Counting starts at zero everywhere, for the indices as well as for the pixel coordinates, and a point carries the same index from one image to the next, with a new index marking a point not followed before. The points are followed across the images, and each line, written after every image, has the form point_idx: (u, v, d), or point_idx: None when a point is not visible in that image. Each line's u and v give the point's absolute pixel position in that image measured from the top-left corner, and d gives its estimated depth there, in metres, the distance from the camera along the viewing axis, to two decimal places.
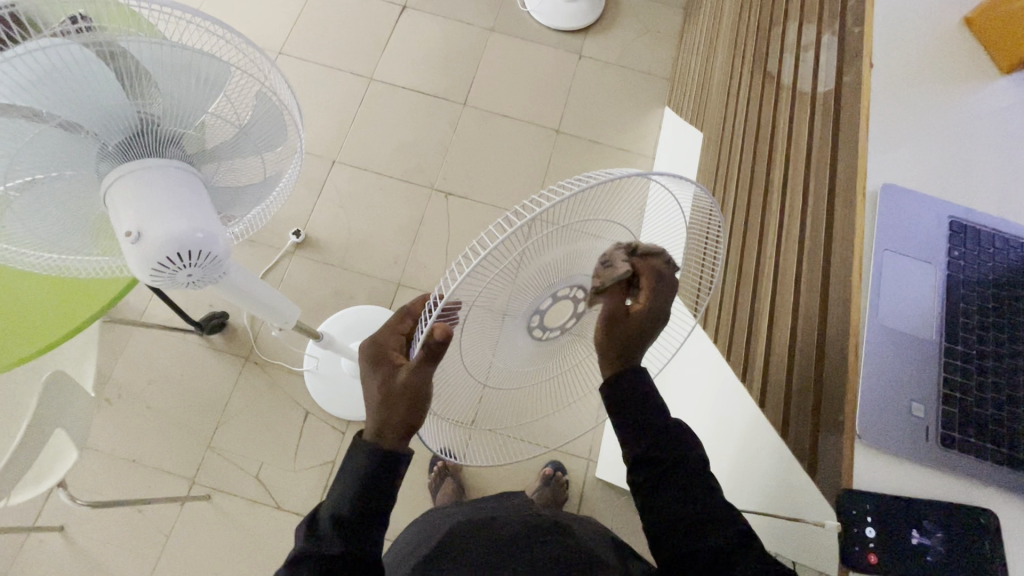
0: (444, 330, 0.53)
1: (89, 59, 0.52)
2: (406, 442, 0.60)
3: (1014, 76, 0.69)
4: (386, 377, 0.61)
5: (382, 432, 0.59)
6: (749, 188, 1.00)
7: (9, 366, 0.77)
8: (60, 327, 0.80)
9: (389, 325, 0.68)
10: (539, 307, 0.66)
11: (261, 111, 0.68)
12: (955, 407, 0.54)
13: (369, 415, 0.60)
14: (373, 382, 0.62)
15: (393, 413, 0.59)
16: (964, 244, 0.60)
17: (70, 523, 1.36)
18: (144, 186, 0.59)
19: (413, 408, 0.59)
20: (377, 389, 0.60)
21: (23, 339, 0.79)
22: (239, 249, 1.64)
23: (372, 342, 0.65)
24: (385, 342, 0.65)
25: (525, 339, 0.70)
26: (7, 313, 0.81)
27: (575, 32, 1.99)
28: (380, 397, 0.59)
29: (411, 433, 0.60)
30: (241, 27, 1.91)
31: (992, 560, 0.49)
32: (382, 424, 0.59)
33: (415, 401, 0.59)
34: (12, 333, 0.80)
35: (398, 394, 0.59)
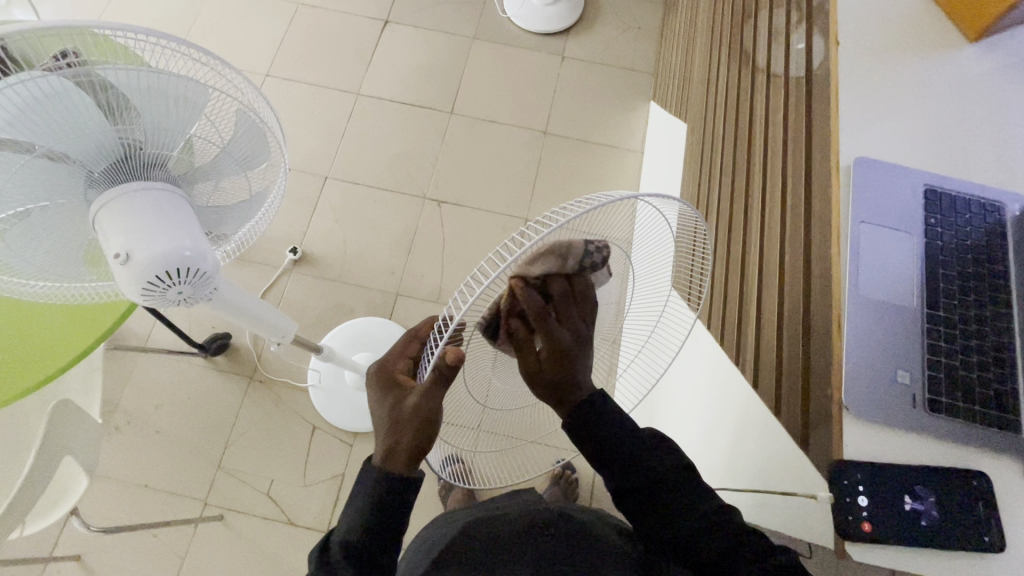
0: (456, 354, 0.54)
1: (70, 90, 0.53)
2: (417, 466, 0.60)
3: (982, 42, 0.69)
4: (395, 402, 0.61)
5: (391, 456, 0.59)
6: (731, 173, 1.00)
7: (18, 396, 0.78)
8: (65, 355, 0.81)
9: (397, 348, 0.68)
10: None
11: (242, 129, 0.69)
12: (940, 372, 0.54)
13: (376, 441, 0.60)
14: (383, 407, 0.62)
15: (402, 438, 0.59)
16: (940, 210, 0.60)
17: (86, 551, 1.37)
18: (130, 208, 0.60)
19: (422, 431, 0.59)
20: (385, 417, 0.60)
21: (30, 368, 0.80)
22: (237, 270, 1.66)
23: (380, 368, 0.66)
24: (393, 367, 0.66)
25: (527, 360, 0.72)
26: (14, 342, 0.83)
27: (556, 33, 2.00)
28: (388, 423, 0.60)
29: (420, 458, 0.60)
30: (227, 53, 1.94)
31: (988, 521, 0.49)
32: (392, 449, 0.59)
33: (424, 425, 0.59)
34: (19, 363, 0.81)
35: (407, 421, 0.59)
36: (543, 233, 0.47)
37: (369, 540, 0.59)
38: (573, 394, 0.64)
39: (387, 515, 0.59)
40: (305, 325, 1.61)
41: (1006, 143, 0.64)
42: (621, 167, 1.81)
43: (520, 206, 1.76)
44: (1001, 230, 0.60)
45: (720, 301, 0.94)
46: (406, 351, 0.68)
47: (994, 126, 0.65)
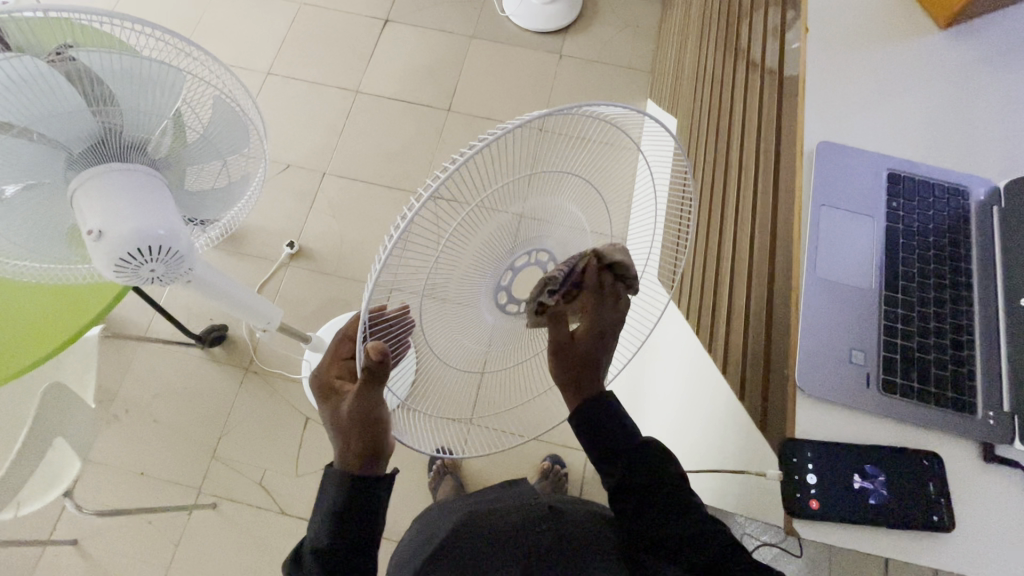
0: (378, 349, 0.53)
1: (46, 73, 0.56)
2: (374, 464, 0.58)
3: (952, 29, 0.70)
4: (337, 407, 0.60)
5: (347, 459, 0.57)
6: (713, 165, 1.01)
7: (18, 372, 0.81)
8: (61, 333, 0.84)
9: (326, 355, 0.66)
10: (502, 279, 0.73)
11: (219, 116, 0.71)
12: (897, 353, 0.54)
13: (334, 446, 0.59)
14: (327, 417, 0.61)
15: (351, 440, 0.57)
16: (903, 195, 0.61)
17: (83, 537, 1.39)
18: (106, 187, 0.62)
19: (370, 431, 0.57)
20: (330, 422, 0.59)
21: (27, 345, 0.83)
22: (236, 263, 1.69)
23: (320, 375, 0.65)
24: (329, 374, 0.64)
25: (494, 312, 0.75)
26: (12, 321, 0.85)
27: (554, 32, 2.01)
28: (336, 429, 0.58)
29: (375, 457, 0.58)
30: (230, 51, 1.98)
31: (935, 499, 0.50)
32: (347, 452, 0.57)
33: (371, 424, 0.57)
34: (16, 341, 0.83)
35: (349, 423, 0.57)
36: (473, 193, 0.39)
37: (341, 543, 0.56)
38: (590, 376, 0.63)
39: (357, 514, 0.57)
40: (301, 317, 1.63)
41: (973, 130, 0.65)
42: None
43: None
44: (964, 215, 0.61)
45: (699, 292, 0.95)
46: (339, 355, 0.66)
47: (961, 112, 0.65)
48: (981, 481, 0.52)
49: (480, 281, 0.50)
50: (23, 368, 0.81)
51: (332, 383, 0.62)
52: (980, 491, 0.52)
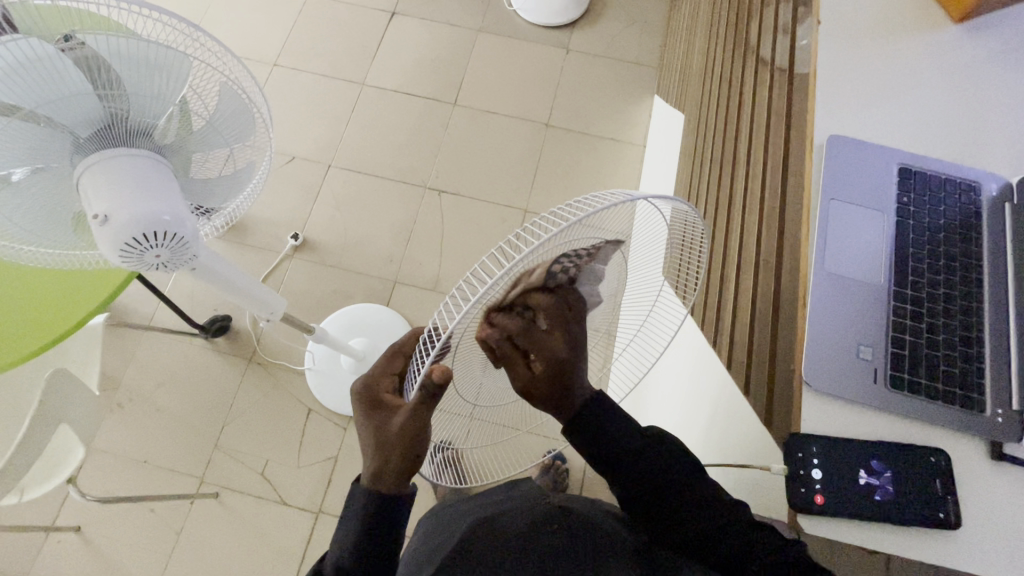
0: (441, 371, 0.49)
1: (50, 54, 0.55)
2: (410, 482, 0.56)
3: (966, 24, 0.69)
4: (381, 421, 0.57)
5: (378, 476, 0.55)
6: (720, 161, 1.00)
7: (72, 329, 0.83)
8: (102, 289, 0.86)
9: (380, 365, 0.63)
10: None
11: (225, 100, 0.70)
12: (905, 349, 0.54)
13: (364, 460, 0.56)
14: (365, 429, 0.57)
15: (391, 456, 0.54)
16: (912, 190, 0.60)
17: (86, 523, 1.40)
18: (112, 171, 0.62)
19: (412, 451, 0.54)
20: (371, 436, 0.56)
21: (70, 308, 0.85)
22: (240, 254, 1.69)
23: (365, 384, 0.60)
24: (378, 384, 0.60)
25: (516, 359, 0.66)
26: (47, 291, 0.86)
27: (562, 27, 2.00)
28: (372, 444, 0.55)
29: (411, 475, 0.56)
30: (237, 43, 1.97)
31: (944, 497, 0.50)
32: (379, 468, 0.55)
33: (414, 443, 0.54)
34: (57, 307, 0.85)
35: (394, 440, 0.54)
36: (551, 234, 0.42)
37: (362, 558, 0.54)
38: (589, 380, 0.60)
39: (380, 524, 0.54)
40: (304, 309, 1.63)
41: (986, 127, 0.64)
42: (623, 160, 1.80)
43: (520, 197, 1.76)
44: (975, 212, 0.60)
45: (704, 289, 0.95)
46: (389, 369, 0.63)
47: (975, 107, 0.64)
48: (990, 479, 0.51)
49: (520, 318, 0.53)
50: (74, 324, 0.83)
51: (380, 395, 0.59)
52: (987, 488, 0.51)
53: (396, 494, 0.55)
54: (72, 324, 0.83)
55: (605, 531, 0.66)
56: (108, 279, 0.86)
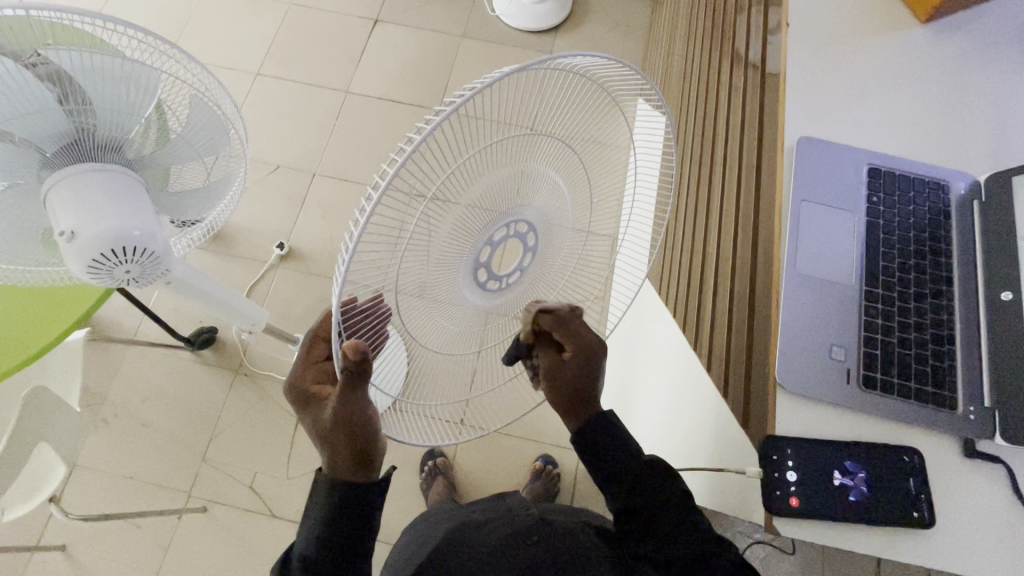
0: (354, 346, 0.49)
1: (14, 70, 0.55)
2: (367, 468, 0.54)
3: (933, 24, 0.69)
4: (317, 414, 0.55)
5: (334, 467, 0.54)
6: (699, 162, 1.00)
7: (44, 349, 0.82)
8: (75, 308, 0.84)
9: (300, 358, 0.60)
10: (481, 256, 0.63)
11: (198, 114, 0.70)
12: (877, 348, 0.54)
13: (320, 455, 0.55)
14: (308, 426, 0.56)
15: (337, 447, 0.53)
16: (882, 190, 0.61)
17: (72, 542, 1.38)
18: (80, 188, 0.61)
19: (353, 435, 0.53)
20: (312, 431, 0.54)
21: (43, 326, 0.83)
22: (226, 265, 1.68)
23: (293, 381, 0.58)
24: (304, 378, 0.58)
25: (480, 296, 0.66)
26: (18, 310, 0.84)
27: (545, 32, 2.01)
28: (318, 439, 0.54)
29: (365, 461, 0.54)
30: (220, 53, 1.96)
31: (917, 495, 0.50)
32: (332, 458, 0.54)
33: (353, 425, 0.52)
34: (29, 326, 0.83)
35: (333, 431, 0.53)
36: (433, 121, 0.45)
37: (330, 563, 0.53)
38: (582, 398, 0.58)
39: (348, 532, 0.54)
40: (291, 319, 1.62)
41: (954, 125, 0.64)
42: None
43: None
44: (944, 210, 0.61)
45: (686, 292, 0.95)
46: (313, 357, 0.60)
47: (941, 107, 0.65)
48: (963, 476, 0.52)
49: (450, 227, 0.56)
50: (47, 345, 0.82)
51: (309, 389, 0.57)
52: (961, 485, 0.51)
53: (360, 478, 0.54)
54: (45, 344, 0.82)
55: (585, 540, 0.66)
56: (83, 298, 0.85)
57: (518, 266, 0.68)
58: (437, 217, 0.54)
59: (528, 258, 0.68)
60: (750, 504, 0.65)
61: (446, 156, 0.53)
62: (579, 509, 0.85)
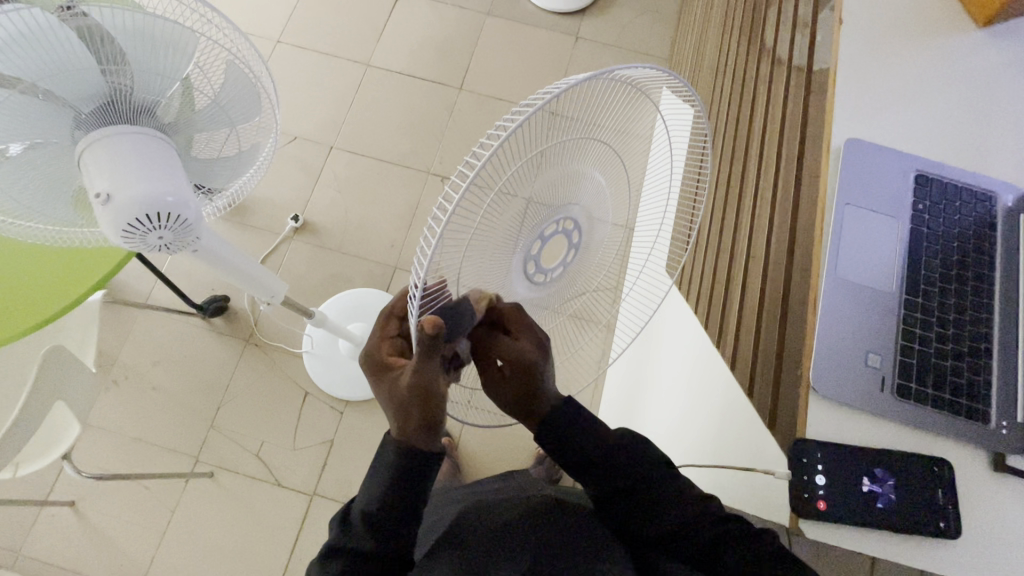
0: (432, 321, 0.46)
1: (54, 26, 0.54)
2: (438, 433, 0.54)
3: (992, 28, 0.67)
4: (394, 379, 0.54)
5: (407, 430, 0.54)
6: (731, 158, 0.99)
7: (87, 293, 0.83)
8: (115, 255, 0.85)
9: (374, 333, 0.60)
10: (530, 250, 0.58)
11: (232, 80, 0.69)
12: (914, 358, 0.54)
13: (389, 417, 0.55)
14: (381, 395, 0.56)
15: (411, 412, 0.52)
16: (929, 197, 0.60)
17: (81, 498, 1.40)
18: (115, 150, 0.60)
19: (428, 405, 0.52)
20: (388, 398, 0.54)
21: (82, 274, 0.84)
22: (239, 234, 1.67)
23: (369, 352, 0.58)
24: (381, 349, 0.58)
25: (526, 289, 0.62)
26: (60, 257, 0.85)
27: (572, 14, 1.96)
28: (393, 401, 0.53)
29: (436, 427, 0.54)
30: (240, 18, 1.93)
31: (943, 505, 0.50)
32: (404, 421, 0.53)
33: (428, 398, 0.52)
34: (70, 272, 0.84)
35: (407, 399, 0.52)
36: (512, 129, 0.42)
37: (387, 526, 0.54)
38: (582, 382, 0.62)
39: (411, 493, 0.54)
40: (303, 292, 1.62)
41: (1006, 133, 0.63)
42: None
43: None
44: (989, 222, 0.60)
45: (711, 290, 0.95)
46: (385, 334, 0.59)
47: (993, 114, 0.64)
48: (991, 490, 0.52)
49: (509, 235, 0.53)
50: (89, 289, 0.83)
51: (385, 359, 0.57)
52: (987, 500, 0.52)
53: (424, 445, 0.54)
54: (51, 315, 0.82)
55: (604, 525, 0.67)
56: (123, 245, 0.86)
57: (562, 262, 0.64)
58: (507, 220, 0.52)
59: (572, 253, 0.65)
60: (766, 503, 0.65)
61: (519, 161, 0.48)
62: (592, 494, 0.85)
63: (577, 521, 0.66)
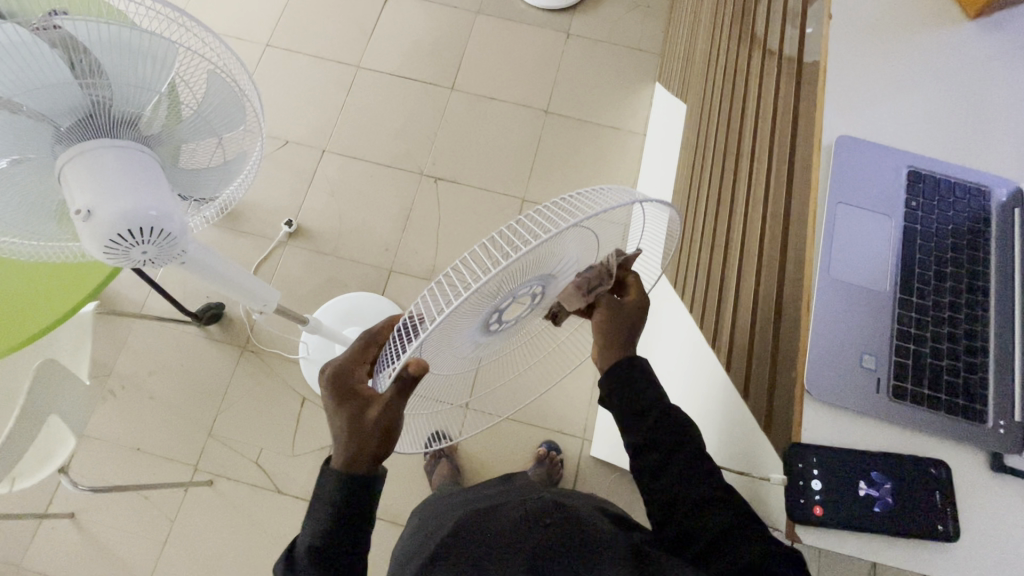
0: (418, 364, 0.52)
1: (28, 40, 0.53)
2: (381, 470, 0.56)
3: (982, 20, 0.67)
4: (359, 406, 0.55)
5: (354, 461, 0.54)
6: (724, 155, 0.98)
7: (74, 309, 0.82)
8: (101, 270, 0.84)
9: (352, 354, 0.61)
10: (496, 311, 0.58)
11: (215, 91, 0.68)
12: (909, 358, 0.53)
13: (337, 442, 0.55)
14: (339, 418, 0.55)
15: (368, 443, 0.54)
16: (921, 194, 0.59)
17: (81, 510, 1.39)
18: (95, 165, 0.60)
19: (386, 441, 0.55)
20: (347, 423, 0.54)
21: (69, 290, 0.83)
22: (233, 241, 1.66)
23: (340, 372, 0.58)
24: (354, 372, 0.58)
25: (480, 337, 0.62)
26: (46, 273, 0.84)
27: (563, 10, 1.95)
28: (352, 428, 0.54)
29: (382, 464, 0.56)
30: (228, 24, 1.91)
31: (941, 508, 0.50)
32: (355, 451, 0.54)
33: (389, 434, 0.55)
34: (57, 288, 0.83)
35: (371, 429, 0.54)
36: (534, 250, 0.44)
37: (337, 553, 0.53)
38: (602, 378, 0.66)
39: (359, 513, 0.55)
40: (298, 298, 1.61)
41: (1000, 126, 0.62)
42: (624, 148, 1.76)
43: (517, 184, 1.72)
44: (984, 217, 0.59)
45: (705, 288, 0.94)
46: (361, 357, 0.61)
47: (986, 107, 0.63)
48: (989, 489, 0.52)
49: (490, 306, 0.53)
50: (76, 305, 0.82)
51: (354, 384, 0.57)
52: (985, 500, 0.51)
53: (370, 478, 0.55)
54: (43, 327, 0.81)
55: (601, 528, 0.66)
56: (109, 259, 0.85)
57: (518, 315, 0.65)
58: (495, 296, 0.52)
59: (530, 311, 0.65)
60: (763, 505, 0.65)
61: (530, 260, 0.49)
62: (592, 495, 0.84)
63: (574, 525, 0.66)
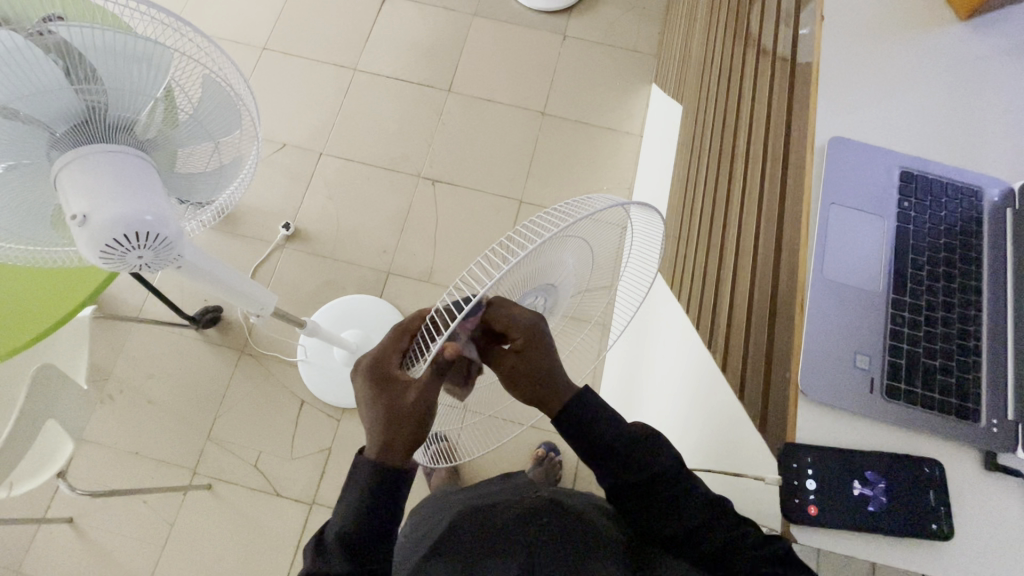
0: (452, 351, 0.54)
1: (22, 46, 0.53)
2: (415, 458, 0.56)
3: (973, 21, 0.67)
4: (393, 393, 0.56)
5: (387, 448, 0.55)
6: (719, 156, 0.98)
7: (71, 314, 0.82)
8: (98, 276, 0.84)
9: (389, 339, 0.59)
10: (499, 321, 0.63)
11: (210, 96, 0.68)
12: (902, 358, 0.54)
13: (371, 433, 0.56)
14: (374, 405, 0.56)
15: (402, 429, 0.55)
16: (914, 194, 0.59)
17: (79, 514, 1.39)
18: (90, 170, 0.60)
19: (420, 425, 0.56)
20: (382, 410, 0.55)
21: (66, 294, 0.83)
22: (231, 244, 1.66)
23: (375, 359, 0.58)
24: (389, 358, 0.58)
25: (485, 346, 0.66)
26: (42, 278, 0.85)
27: (559, 13, 1.95)
28: (387, 415, 0.55)
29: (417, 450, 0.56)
30: (226, 27, 1.92)
31: (935, 507, 0.50)
32: (390, 438, 0.55)
33: (424, 418, 0.56)
34: (54, 292, 0.83)
35: (406, 414, 0.55)
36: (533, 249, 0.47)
37: (363, 543, 0.52)
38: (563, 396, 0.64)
39: (383, 511, 0.54)
40: (296, 300, 1.61)
41: (991, 126, 0.63)
42: (620, 149, 1.77)
43: (514, 186, 1.73)
44: (976, 217, 0.59)
45: (701, 289, 0.94)
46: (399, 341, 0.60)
47: (976, 108, 0.63)
48: (982, 487, 0.52)
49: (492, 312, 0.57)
50: (73, 311, 0.83)
51: (389, 370, 0.57)
52: (979, 498, 0.52)
53: (401, 472, 0.55)
54: (37, 335, 0.81)
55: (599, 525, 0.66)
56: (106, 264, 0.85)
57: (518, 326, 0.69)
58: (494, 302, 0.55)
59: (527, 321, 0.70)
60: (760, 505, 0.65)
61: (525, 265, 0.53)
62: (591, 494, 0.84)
63: (572, 524, 0.66)
